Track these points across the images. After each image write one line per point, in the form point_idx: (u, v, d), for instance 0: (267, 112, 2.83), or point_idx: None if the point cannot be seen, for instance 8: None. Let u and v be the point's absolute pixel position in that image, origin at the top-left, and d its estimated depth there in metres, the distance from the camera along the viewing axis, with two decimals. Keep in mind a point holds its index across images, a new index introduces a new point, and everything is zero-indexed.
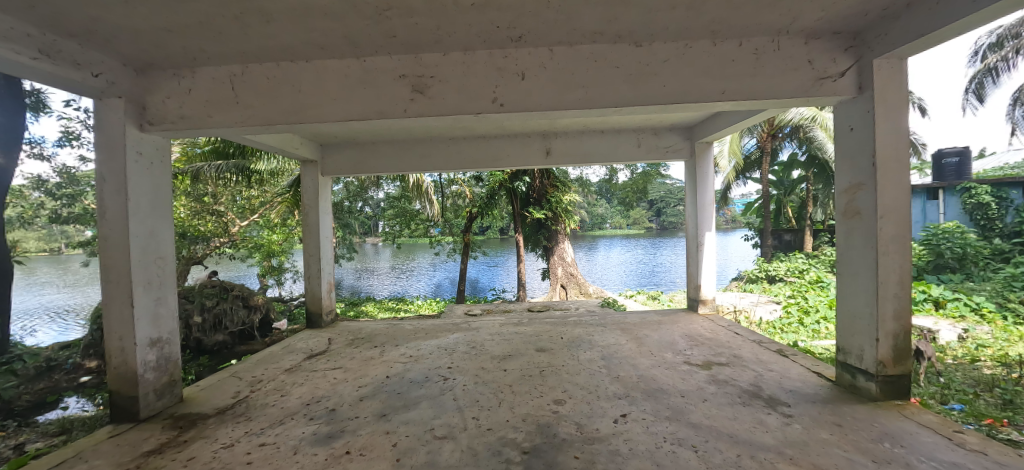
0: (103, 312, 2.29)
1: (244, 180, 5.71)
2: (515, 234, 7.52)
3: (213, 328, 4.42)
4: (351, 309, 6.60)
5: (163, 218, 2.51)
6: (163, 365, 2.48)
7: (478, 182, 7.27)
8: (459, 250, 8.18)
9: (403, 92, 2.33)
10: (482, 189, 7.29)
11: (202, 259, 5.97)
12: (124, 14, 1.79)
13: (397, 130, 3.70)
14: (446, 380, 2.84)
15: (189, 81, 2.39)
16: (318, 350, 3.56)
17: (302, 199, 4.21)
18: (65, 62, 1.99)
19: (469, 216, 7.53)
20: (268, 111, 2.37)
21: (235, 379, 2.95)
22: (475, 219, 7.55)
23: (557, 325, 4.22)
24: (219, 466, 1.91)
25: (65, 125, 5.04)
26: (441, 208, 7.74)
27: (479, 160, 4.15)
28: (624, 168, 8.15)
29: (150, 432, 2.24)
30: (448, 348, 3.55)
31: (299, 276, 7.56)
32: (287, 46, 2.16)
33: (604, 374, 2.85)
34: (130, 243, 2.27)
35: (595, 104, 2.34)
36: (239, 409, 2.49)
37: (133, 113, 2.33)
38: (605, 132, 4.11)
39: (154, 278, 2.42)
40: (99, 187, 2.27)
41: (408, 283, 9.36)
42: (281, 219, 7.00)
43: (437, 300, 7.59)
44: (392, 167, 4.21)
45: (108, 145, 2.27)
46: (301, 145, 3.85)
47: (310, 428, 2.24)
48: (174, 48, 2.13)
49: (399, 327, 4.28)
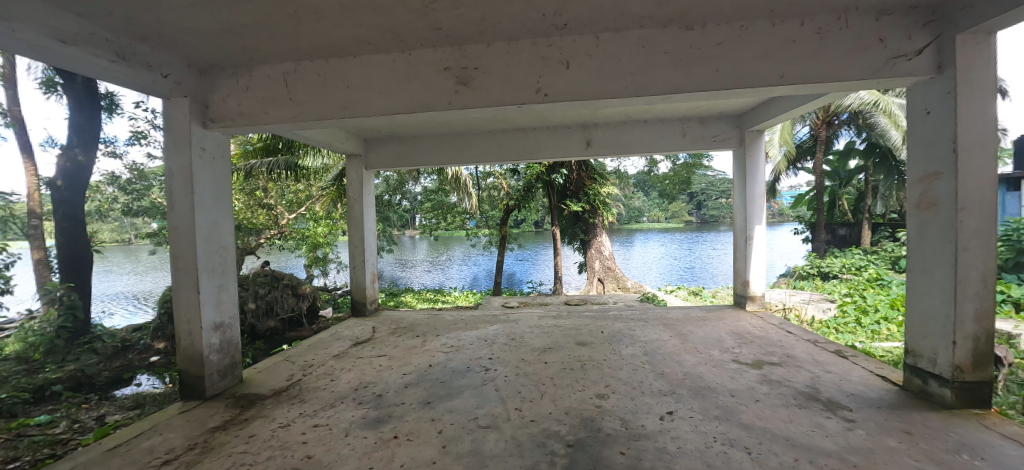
0: (174, 298, 2.47)
1: (292, 177, 5.97)
2: (552, 227, 7.54)
3: (266, 315, 4.66)
4: (392, 299, 6.82)
5: (226, 211, 2.66)
6: (226, 348, 2.64)
7: (514, 175, 7.35)
8: (496, 242, 8.28)
9: (448, 84, 2.33)
10: (518, 182, 7.36)
11: (255, 250, 6.31)
12: (189, 16, 1.89)
13: (439, 124, 3.74)
14: (488, 370, 2.87)
15: (245, 78, 2.50)
16: (364, 337, 3.69)
17: (348, 192, 4.35)
18: (136, 64, 2.13)
19: (506, 208, 7.58)
20: (318, 106, 2.44)
21: (289, 363, 3.10)
22: (512, 212, 7.70)
23: (596, 318, 4.17)
24: (278, 445, 2.02)
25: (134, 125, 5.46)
26: (478, 201, 7.84)
27: (519, 151, 4.13)
28: (664, 159, 7.89)
29: (214, 409, 2.40)
30: (488, 339, 3.58)
31: (343, 267, 7.68)
32: (337, 43, 2.22)
33: (648, 370, 2.78)
34: (196, 234, 2.42)
35: (642, 92, 2.26)
36: (294, 391, 2.62)
37: (198, 112, 2.47)
38: (648, 121, 3.98)
39: (217, 267, 2.57)
40: (170, 183, 2.44)
41: (445, 275, 9.53)
42: (326, 212, 7.17)
43: (474, 292, 7.70)
44: (432, 160, 4.25)
45: (177, 142, 2.43)
46: (346, 139, 3.97)
47: (359, 412, 2.32)
48: (232, 48, 2.24)
49: (440, 317, 4.37)
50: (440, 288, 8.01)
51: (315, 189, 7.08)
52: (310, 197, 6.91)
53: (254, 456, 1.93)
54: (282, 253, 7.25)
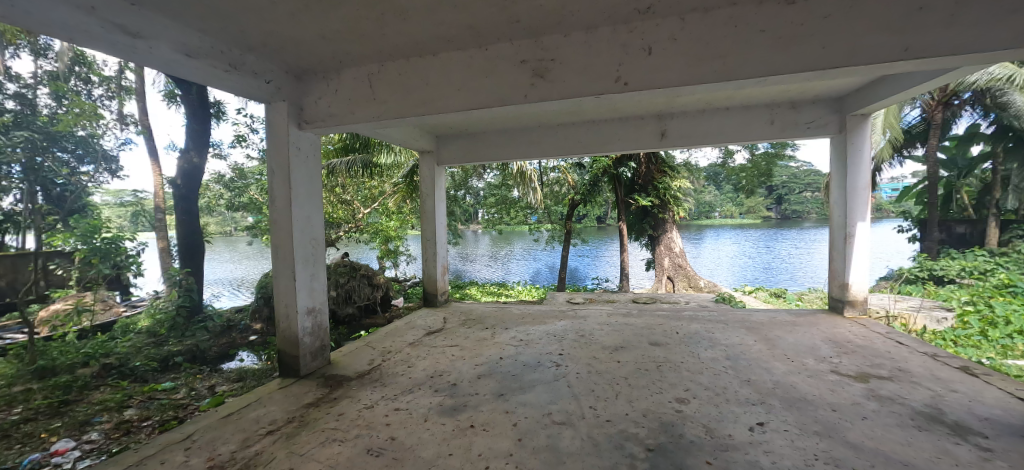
0: (275, 284, 2.73)
1: (368, 174, 6.37)
2: (618, 222, 7.34)
3: (346, 301, 5.03)
4: (459, 291, 7.06)
5: (317, 205, 2.87)
6: (317, 331, 2.87)
7: (580, 169, 7.23)
8: (559, 237, 8.26)
9: (524, 77, 2.32)
10: (584, 176, 7.20)
11: (335, 242, 6.82)
12: (290, 26, 2.05)
13: (509, 118, 3.75)
14: (559, 366, 2.85)
15: (334, 81, 2.67)
16: (436, 328, 3.83)
17: (420, 187, 4.54)
18: (245, 73, 2.37)
19: (571, 203, 7.51)
20: (400, 105, 2.54)
21: (369, 348, 3.31)
22: (577, 207, 7.59)
23: (669, 318, 4.00)
24: (364, 424, 2.16)
25: (237, 129, 6.13)
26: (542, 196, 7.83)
27: (589, 145, 4.03)
28: (741, 149, 7.32)
29: (308, 387, 2.63)
30: (557, 334, 3.56)
31: (412, 260, 7.97)
32: (418, 42, 2.29)
33: (732, 377, 2.59)
34: (293, 226, 2.65)
35: (732, 75, 2.08)
36: (375, 375, 2.79)
37: (294, 114, 2.69)
38: (730, 109, 3.69)
39: (310, 257, 2.79)
40: (272, 180, 2.69)
41: (508, 269, 9.68)
42: (398, 207, 7.45)
43: (537, 287, 7.74)
44: (500, 155, 4.30)
45: (277, 141, 2.67)
46: (420, 137, 4.14)
47: (436, 399, 2.41)
48: (325, 54, 2.40)
49: (508, 310, 4.43)
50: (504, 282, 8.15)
51: (386, 185, 7.38)
52: (382, 192, 7.22)
53: (344, 434, 2.07)
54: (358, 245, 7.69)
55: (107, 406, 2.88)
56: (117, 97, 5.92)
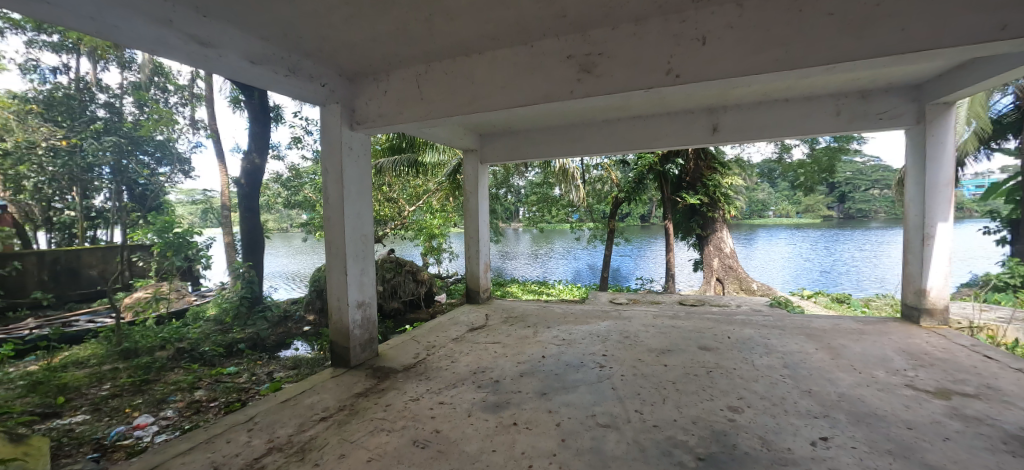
0: (328, 278, 2.87)
1: (414, 173, 6.59)
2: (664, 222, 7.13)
3: (392, 296, 5.22)
4: (499, 289, 7.13)
5: (368, 203, 2.98)
6: (367, 324, 3.00)
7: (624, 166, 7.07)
8: (600, 236, 8.09)
9: (570, 73, 2.29)
10: (629, 173, 7.06)
11: (382, 238, 7.10)
12: (344, 30, 2.14)
13: (552, 116, 3.73)
14: (602, 367, 2.80)
15: (384, 82, 2.76)
16: (479, 324, 3.88)
17: (465, 185, 4.61)
18: (303, 77, 2.51)
19: (614, 202, 7.36)
20: (446, 104, 2.59)
21: (415, 342, 3.41)
22: (621, 206, 7.43)
23: (720, 322, 3.82)
24: (411, 416, 2.23)
25: (294, 132, 6.51)
26: (585, 194, 7.74)
27: (634, 141, 3.92)
28: (799, 143, 6.86)
29: (357, 377, 2.75)
30: (600, 334, 3.51)
31: (454, 257, 8.07)
32: (464, 41, 2.33)
33: (791, 386, 2.44)
34: (345, 223, 2.77)
35: (797, 63, 1.94)
36: (420, 368, 2.87)
37: (346, 116, 2.81)
38: (789, 100, 3.46)
39: (360, 252, 2.90)
40: (326, 178, 2.83)
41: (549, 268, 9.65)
42: (442, 205, 7.59)
43: (578, 286, 7.65)
44: (544, 153, 4.28)
45: (331, 142, 2.80)
46: (464, 136, 4.21)
47: (479, 395, 2.44)
48: (376, 56, 2.49)
49: (550, 309, 4.42)
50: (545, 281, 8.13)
51: (430, 183, 7.56)
52: (426, 190, 7.40)
53: (392, 424, 2.15)
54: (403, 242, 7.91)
55: (181, 386, 3.17)
56: (189, 104, 6.48)
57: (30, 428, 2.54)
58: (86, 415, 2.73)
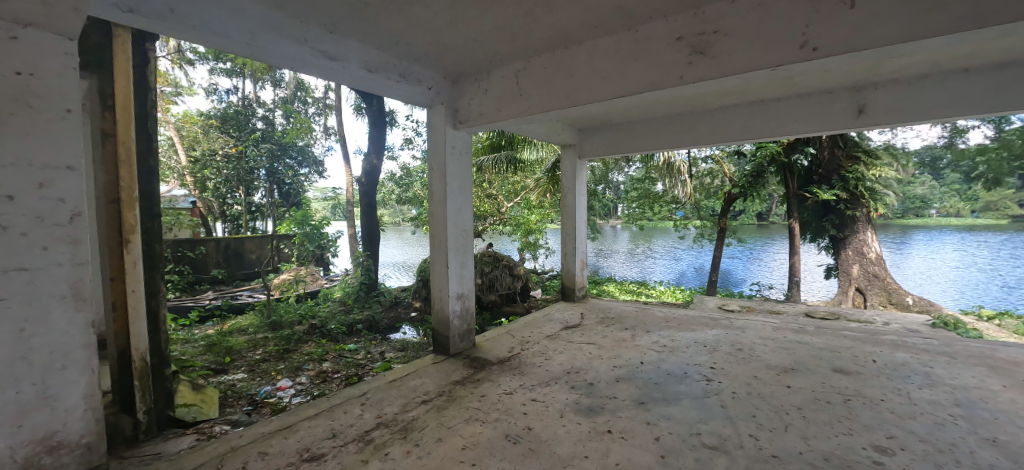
0: (431, 269, 3.05)
1: (513, 170, 6.74)
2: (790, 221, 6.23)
3: (489, 289, 5.42)
4: (595, 287, 6.96)
5: (468, 199, 3.10)
6: (465, 315, 3.13)
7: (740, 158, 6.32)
8: (709, 236, 7.34)
9: (680, 56, 2.07)
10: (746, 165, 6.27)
11: (482, 233, 7.43)
12: (447, 33, 2.23)
13: (657, 105, 3.47)
14: (710, 381, 2.53)
15: (484, 81, 2.82)
16: (574, 323, 3.81)
17: (562, 181, 4.57)
18: (412, 81, 2.69)
19: (726, 197, 6.64)
20: (544, 99, 2.56)
21: (509, 335, 3.47)
22: (735, 202, 6.64)
23: (864, 341, 3.18)
24: (504, 410, 2.25)
25: (407, 134, 7.12)
26: (692, 190, 7.12)
27: (754, 129, 3.45)
28: (981, 123, 5.41)
29: (455, 365, 2.88)
30: (708, 344, 3.18)
31: (550, 253, 8.01)
32: (564, 33, 2.26)
33: (971, 432, 1.91)
34: (447, 218, 2.92)
35: (997, 16, 1.47)
36: (514, 363, 2.90)
37: (450, 116, 2.95)
38: (974, 70, 2.71)
39: (460, 246, 3.03)
40: (431, 176, 3.01)
41: (649, 268, 9.10)
42: (540, 201, 7.60)
43: (682, 289, 7.08)
44: (647, 145, 4.01)
45: (436, 142, 2.96)
46: (562, 130, 4.15)
47: (572, 396, 2.38)
48: (477, 56, 2.56)
49: (650, 312, 4.15)
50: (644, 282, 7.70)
51: (528, 180, 7.66)
52: (524, 187, 7.50)
53: (486, 415, 2.20)
54: (501, 236, 8.07)
55: (313, 357, 3.69)
56: (323, 113, 7.52)
57: (207, 379, 3.18)
58: (244, 373, 3.32)
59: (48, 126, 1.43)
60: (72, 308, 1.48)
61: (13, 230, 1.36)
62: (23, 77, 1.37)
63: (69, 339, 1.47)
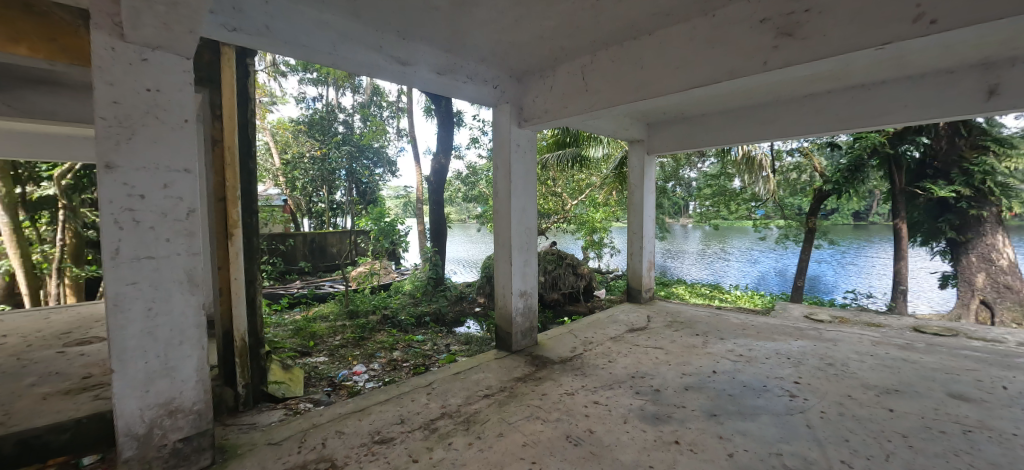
0: (495, 266, 3.10)
1: (578, 167, 6.66)
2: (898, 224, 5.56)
3: (552, 287, 5.40)
4: (663, 289, 6.63)
5: (532, 197, 3.09)
6: (528, 313, 3.14)
7: (834, 150, 5.67)
8: (793, 238, 6.74)
9: (765, 41, 1.89)
10: (841, 159, 5.60)
11: (545, 231, 7.40)
12: (512, 32, 2.24)
13: (736, 95, 3.21)
14: (794, 397, 2.29)
15: (550, 78, 2.79)
16: (639, 325, 3.66)
17: (629, 178, 4.41)
18: (478, 81, 2.75)
19: (816, 193, 6.07)
20: (611, 93, 2.47)
21: (572, 335, 3.42)
22: (827, 199, 6.01)
23: (995, 364, 2.69)
24: (565, 410, 2.22)
25: (473, 133, 7.30)
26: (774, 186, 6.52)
27: (854, 118, 3.05)
28: None
29: (517, 362, 2.91)
30: (792, 356, 2.89)
31: (616, 253, 7.78)
32: (633, 23, 2.16)
33: None
34: (511, 216, 2.94)
35: None
36: (577, 363, 2.86)
37: (515, 114, 2.96)
38: None
39: (524, 244, 3.04)
40: (496, 174, 3.05)
41: (724, 270, 8.50)
42: (606, 199, 7.39)
43: (761, 294, 6.52)
44: (723, 139, 3.73)
45: (501, 140, 3.00)
46: (630, 125, 4.00)
47: (637, 402, 2.28)
48: (542, 53, 2.55)
49: (725, 318, 3.87)
50: (718, 285, 7.20)
51: (593, 178, 7.57)
52: (590, 184, 7.39)
53: (547, 414, 2.19)
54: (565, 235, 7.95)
55: (385, 346, 3.93)
56: (396, 116, 7.98)
57: (294, 360, 3.52)
58: (326, 357, 3.63)
59: (170, 135, 1.64)
60: (188, 292, 1.70)
61: (144, 224, 1.59)
62: (151, 93, 1.60)
63: (185, 319, 1.69)
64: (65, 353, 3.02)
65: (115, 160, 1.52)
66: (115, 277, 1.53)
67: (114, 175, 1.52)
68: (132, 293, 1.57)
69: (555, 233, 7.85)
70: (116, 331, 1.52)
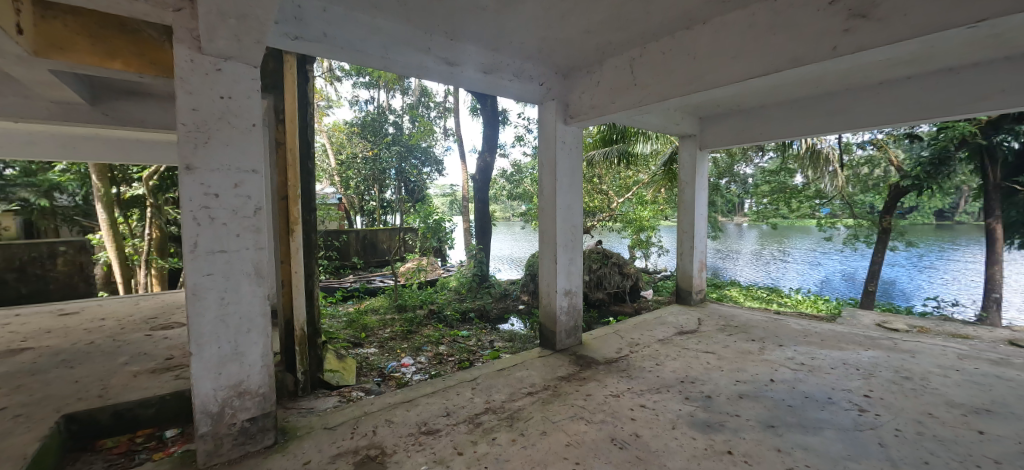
0: (540, 264, 3.10)
1: (625, 163, 6.49)
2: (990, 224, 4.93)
3: (597, 286, 5.30)
4: (716, 291, 6.33)
5: (578, 194, 3.05)
6: (572, 311, 3.11)
7: (915, 142, 5.14)
8: (865, 238, 6.18)
9: (835, 23, 1.75)
10: (923, 151, 5.07)
11: (590, 230, 7.24)
12: (559, 28, 2.22)
13: (799, 84, 2.99)
14: (864, 412, 2.10)
15: (597, 74, 2.74)
16: (689, 328, 3.52)
17: (679, 175, 4.25)
18: (524, 79, 2.75)
19: (892, 190, 5.51)
20: (662, 87, 2.38)
21: (618, 336, 3.35)
22: (905, 195, 5.47)
23: None
24: (610, 412, 2.18)
25: (519, 131, 7.32)
26: (843, 183, 6.01)
27: (940, 105, 2.73)
28: None
29: (562, 361, 2.88)
30: (862, 367, 2.66)
31: (664, 252, 7.51)
32: (686, 12, 2.07)
33: None
34: (557, 214, 2.92)
35: None
36: (622, 364, 2.79)
37: (561, 111, 2.93)
38: None
39: (569, 241, 3.01)
40: (541, 171, 3.04)
41: (783, 272, 7.96)
42: (654, 197, 7.14)
43: (826, 299, 6.04)
44: (785, 132, 3.49)
45: (546, 137, 2.98)
46: (681, 120, 3.84)
47: (687, 408, 2.19)
48: (589, 48, 2.50)
49: (785, 323, 3.62)
50: (776, 288, 6.76)
51: (641, 175, 7.36)
52: (637, 181, 7.23)
53: (591, 415, 2.15)
54: (610, 233, 7.78)
55: (431, 340, 4.05)
56: (443, 116, 8.18)
57: (347, 350, 3.71)
58: (376, 348, 3.80)
59: (241, 139, 1.77)
60: (255, 284, 1.83)
61: (219, 220, 1.73)
62: (225, 100, 1.73)
63: (253, 308, 1.82)
64: (152, 336, 3.37)
65: (194, 162, 1.67)
66: (194, 269, 1.68)
67: (193, 176, 1.67)
68: (208, 283, 1.71)
69: (599, 231, 7.67)
70: (194, 317, 1.68)
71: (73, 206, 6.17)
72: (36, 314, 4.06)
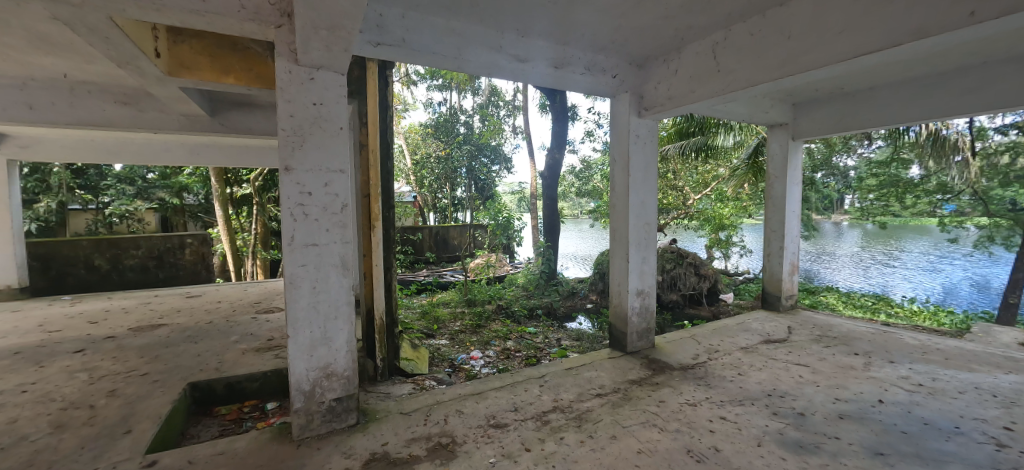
0: (610, 262, 3.01)
1: (704, 157, 6.09)
2: None
3: (671, 287, 5.06)
4: (808, 297, 5.72)
5: (652, 190, 2.91)
6: (645, 313, 2.97)
7: None
8: (1004, 240, 5.24)
9: None
10: None
11: (663, 228, 6.93)
12: (634, 15, 2.12)
13: (920, 60, 2.58)
14: (1004, 447, 1.76)
15: (675, 62, 2.58)
16: (777, 337, 3.21)
17: (768, 168, 3.88)
18: (595, 72, 2.67)
19: None
20: (751, 72, 2.18)
21: (694, 341, 3.15)
22: None
23: None
24: (686, 422, 2.05)
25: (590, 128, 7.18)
26: (976, 175, 5.09)
27: None
28: None
29: (633, 363, 2.78)
30: (1002, 394, 2.23)
31: (747, 252, 6.90)
32: None
33: None
34: (629, 210, 2.81)
35: None
36: (700, 371, 2.62)
37: (635, 104, 2.81)
38: None
39: (642, 239, 2.88)
40: (612, 167, 2.94)
41: (892, 278, 6.98)
42: (736, 194, 6.64)
43: (949, 311, 5.19)
44: (899, 117, 3.05)
45: (618, 132, 2.88)
46: (772, 107, 3.51)
47: (774, 424, 2.00)
48: (667, 35, 2.37)
49: (897, 336, 3.17)
50: (884, 296, 5.94)
51: (721, 169, 6.87)
52: (717, 176, 6.72)
53: (665, 423, 2.05)
54: (686, 232, 7.35)
55: (499, 335, 4.12)
56: (512, 114, 8.28)
57: (421, 340, 3.91)
58: (447, 340, 3.95)
59: (331, 141, 1.92)
60: (342, 275, 1.98)
61: (312, 216, 1.90)
62: (318, 106, 1.89)
63: (340, 297, 1.98)
64: (257, 318, 3.82)
65: (292, 163, 1.84)
66: (292, 260, 1.86)
67: (292, 176, 1.85)
68: (303, 273, 1.89)
69: (674, 229, 7.33)
70: (291, 304, 1.86)
71: (198, 204, 7.24)
72: (170, 295, 4.81)
